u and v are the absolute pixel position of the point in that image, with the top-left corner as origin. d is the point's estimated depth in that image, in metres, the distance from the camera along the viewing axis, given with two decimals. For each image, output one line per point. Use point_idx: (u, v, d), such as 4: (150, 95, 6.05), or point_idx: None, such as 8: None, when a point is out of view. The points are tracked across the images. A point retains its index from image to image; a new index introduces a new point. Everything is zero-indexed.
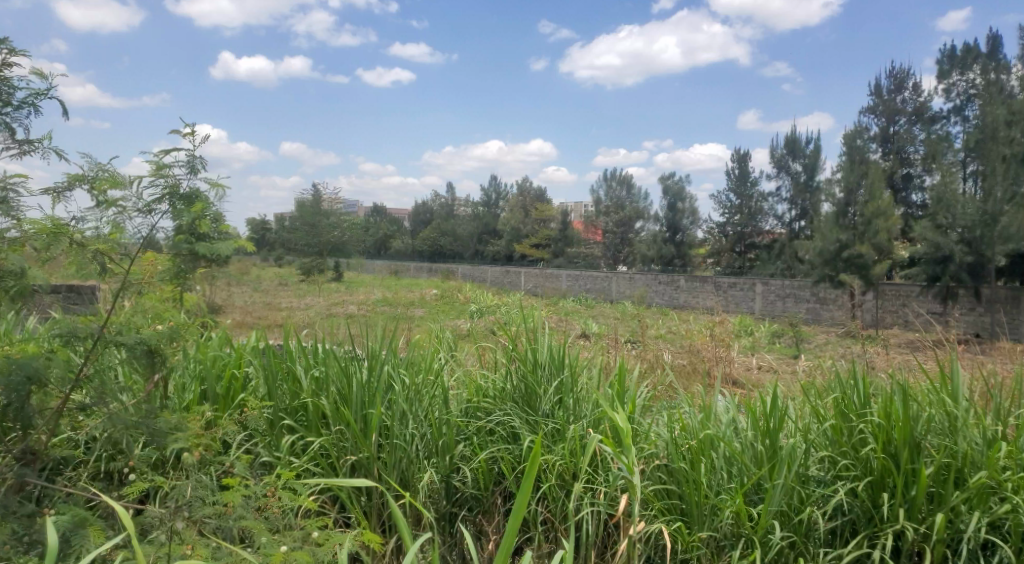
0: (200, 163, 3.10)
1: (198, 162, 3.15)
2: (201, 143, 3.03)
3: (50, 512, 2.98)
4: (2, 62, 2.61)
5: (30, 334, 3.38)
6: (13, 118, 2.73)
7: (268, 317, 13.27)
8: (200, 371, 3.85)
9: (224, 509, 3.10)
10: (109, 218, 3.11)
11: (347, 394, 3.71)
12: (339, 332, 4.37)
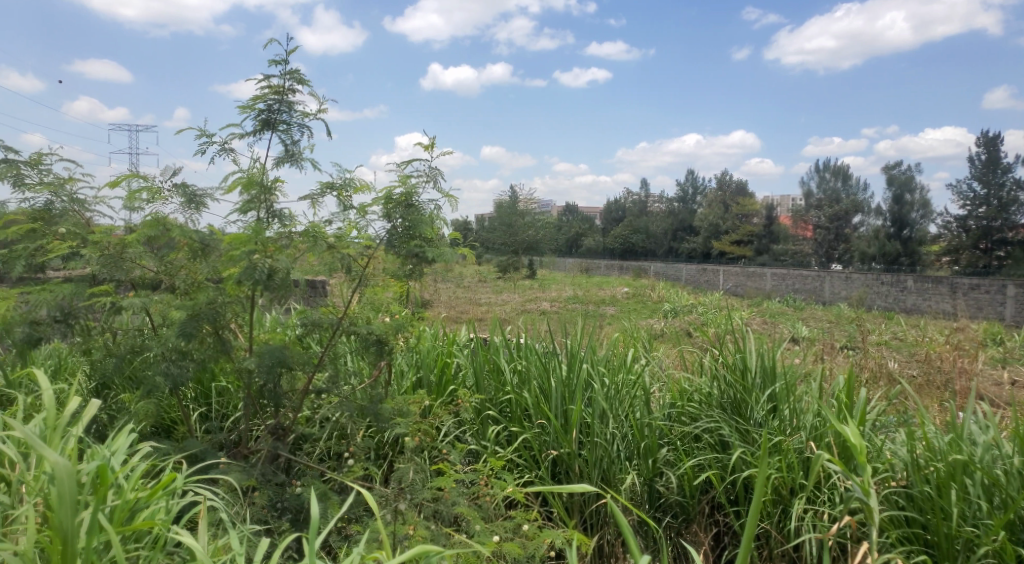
0: (441, 176, 3.77)
1: (438, 175, 3.80)
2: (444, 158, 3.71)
3: (297, 483, 3.32)
4: (292, 90, 3.66)
5: (279, 321, 3.81)
6: (286, 133, 3.71)
7: (471, 312, 13.84)
8: (414, 360, 4.12)
9: (440, 494, 3.25)
10: (351, 220, 3.65)
11: (548, 389, 3.74)
12: (536, 327, 4.45)
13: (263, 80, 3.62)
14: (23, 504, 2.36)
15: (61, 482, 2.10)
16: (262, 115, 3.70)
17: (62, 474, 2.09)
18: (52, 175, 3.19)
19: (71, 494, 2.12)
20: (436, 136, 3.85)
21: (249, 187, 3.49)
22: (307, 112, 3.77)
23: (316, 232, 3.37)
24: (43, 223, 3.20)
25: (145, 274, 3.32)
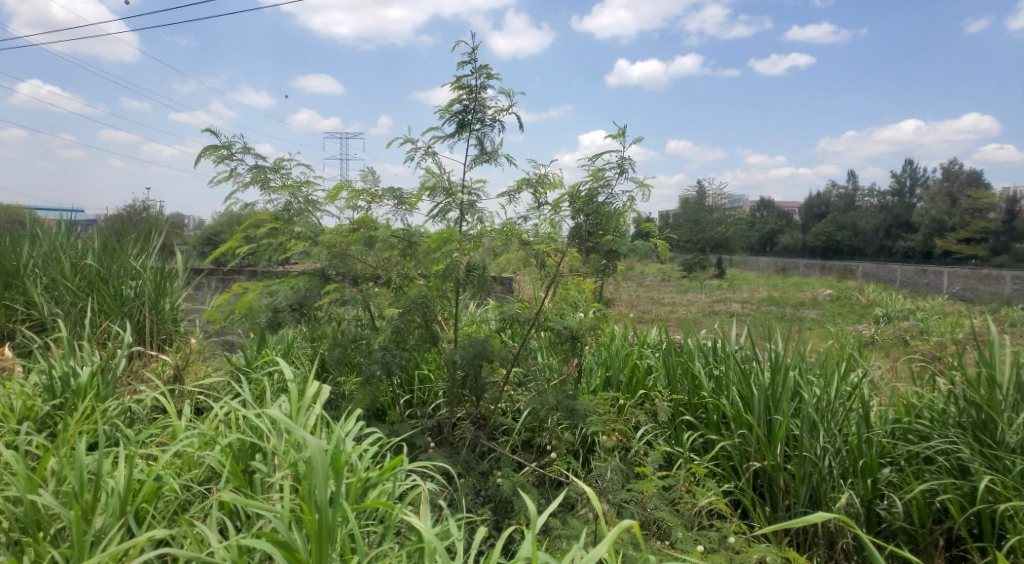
0: (631, 164, 3.67)
1: (628, 164, 3.69)
2: (635, 142, 3.61)
3: (497, 472, 3.42)
4: (483, 88, 3.63)
5: (478, 316, 3.94)
6: (480, 132, 3.74)
7: (650, 310, 13.44)
8: (603, 359, 4.08)
9: (640, 497, 3.19)
10: (546, 216, 3.55)
11: (749, 396, 3.53)
12: (732, 328, 4.21)
13: (457, 82, 3.67)
14: (274, 473, 2.58)
15: (315, 459, 2.32)
16: (459, 116, 3.76)
17: (316, 453, 2.30)
18: (291, 179, 3.56)
19: (324, 471, 2.32)
20: (626, 127, 3.81)
21: (449, 189, 3.58)
22: (500, 109, 3.72)
23: (510, 230, 3.43)
24: (283, 222, 3.57)
25: (364, 268, 3.57)
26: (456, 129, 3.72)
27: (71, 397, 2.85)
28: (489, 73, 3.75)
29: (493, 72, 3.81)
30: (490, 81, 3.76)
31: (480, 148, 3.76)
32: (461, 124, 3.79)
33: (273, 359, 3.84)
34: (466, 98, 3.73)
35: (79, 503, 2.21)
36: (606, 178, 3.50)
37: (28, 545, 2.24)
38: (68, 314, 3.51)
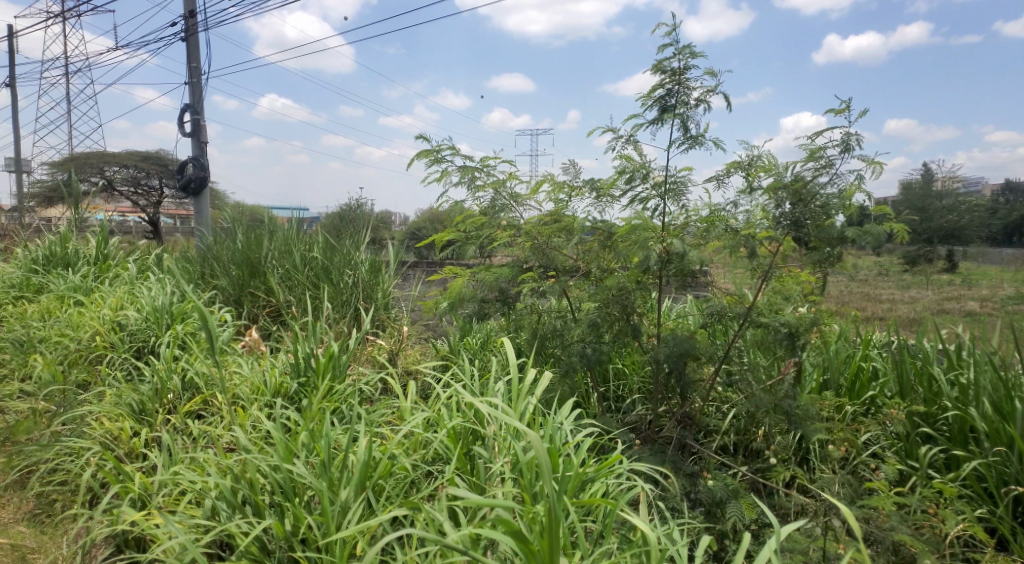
0: (858, 140, 3.29)
1: (854, 141, 3.32)
2: (863, 117, 3.23)
3: (707, 476, 3.23)
4: (687, 69, 3.46)
5: (682, 312, 3.76)
6: (684, 116, 3.56)
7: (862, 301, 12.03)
8: (821, 360, 3.75)
9: (875, 515, 2.86)
10: (759, 202, 3.33)
11: (1010, 410, 3.03)
12: (978, 330, 3.68)
13: (658, 66, 3.52)
14: (495, 461, 2.60)
15: (542, 463, 2.10)
16: (661, 101, 3.61)
17: (544, 459, 2.08)
18: (496, 175, 3.58)
19: (553, 476, 2.10)
20: (851, 102, 3.48)
21: (647, 176, 3.40)
22: (706, 89, 3.52)
23: (716, 217, 3.20)
24: (489, 218, 3.64)
25: (567, 261, 3.50)
26: (658, 114, 3.57)
27: (313, 377, 3.09)
28: (692, 52, 3.55)
29: (696, 50, 3.60)
30: (693, 61, 3.56)
31: (684, 133, 3.58)
32: (663, 109, 3.64)
33: (475, 346, 3.97)
34: (668, 81, 3.57)
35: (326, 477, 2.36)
36: (830, 156, 3.19)
37: (288, 510, 2.41)
38: (300, 300, 3.90)
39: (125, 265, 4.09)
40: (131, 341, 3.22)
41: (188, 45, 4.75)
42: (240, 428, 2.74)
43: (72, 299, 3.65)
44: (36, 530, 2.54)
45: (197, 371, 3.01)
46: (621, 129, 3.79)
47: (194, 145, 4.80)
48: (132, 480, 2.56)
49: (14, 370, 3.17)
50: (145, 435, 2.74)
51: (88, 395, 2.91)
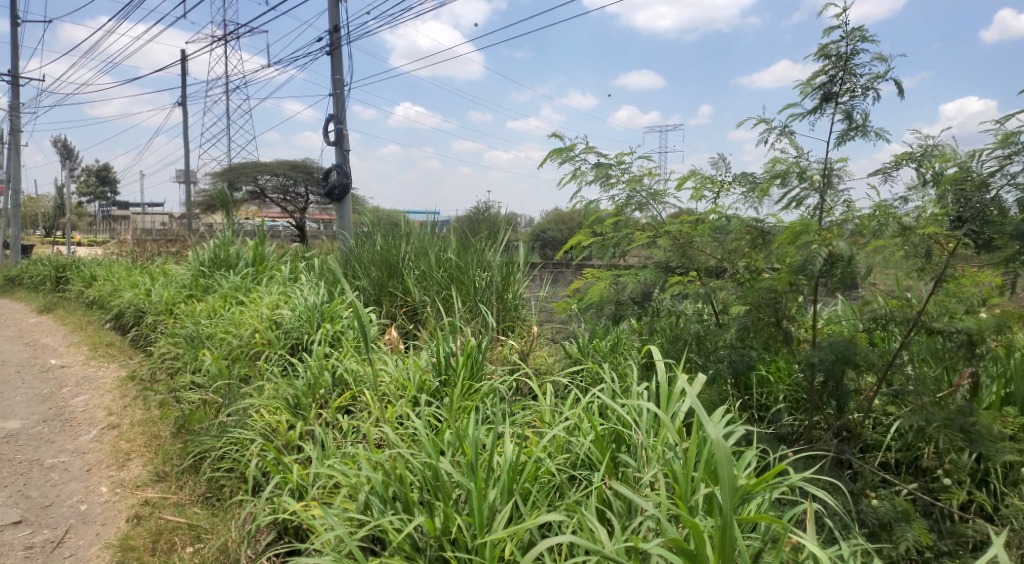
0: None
1: None
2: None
3: (872, 495, 2.94)
4: (857, 53, 3.15)
5: (838, 316, 3.46)
6: (850, 104, 3.27)
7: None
8: (1001, 372, 3.34)
9: None
10: (933, 195, 3.00)
11: None
12: None
13: (823, 50, 3.23)
14: (645, 470, 2.43)
15: (723, 463, 1.96)
16: (823, 89, 3.33)
17: (725, 459, 1.95)
18: (632, 173, 3.49)
19: (732, 480, 1.95)
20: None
21: (805, 173, 3.15)
22: (877, 74, 3.20)
23: (885, 217, 2.88)
24: (625, 216, 3.56)
25: (709, 261, 3.30)
26: (819, 103, 3.30)
27: (454, 377, 3.11)
28: (863, 34, 3.23)
29: (868, 32, 3.27)
30: (863, 44, 3.24)
31: (847, 123, 3.29)
32: (825, 96, 3.35)
33: (605, 349, 3.88)
34: (833, 66, 3.27)
35: (477, 477, 2.32)
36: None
37: (436, 510, 2.37)
38: (434, 301, 4.08)
39: (280, 267, 4.40)
40: (286, 338, 3.40)
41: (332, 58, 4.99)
42: (387, 425, 2.76)
43: (234, 299, 3.97)
44: (208, 512, 2.72)
45: (346, 368, 3.12)
46: (775, 119, 3.54)
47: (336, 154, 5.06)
48: (290, 471, 2.66)
49: (186, 364, 3.46)
50: (301, 428, 2.83)
51: (250, 388, 3.09)
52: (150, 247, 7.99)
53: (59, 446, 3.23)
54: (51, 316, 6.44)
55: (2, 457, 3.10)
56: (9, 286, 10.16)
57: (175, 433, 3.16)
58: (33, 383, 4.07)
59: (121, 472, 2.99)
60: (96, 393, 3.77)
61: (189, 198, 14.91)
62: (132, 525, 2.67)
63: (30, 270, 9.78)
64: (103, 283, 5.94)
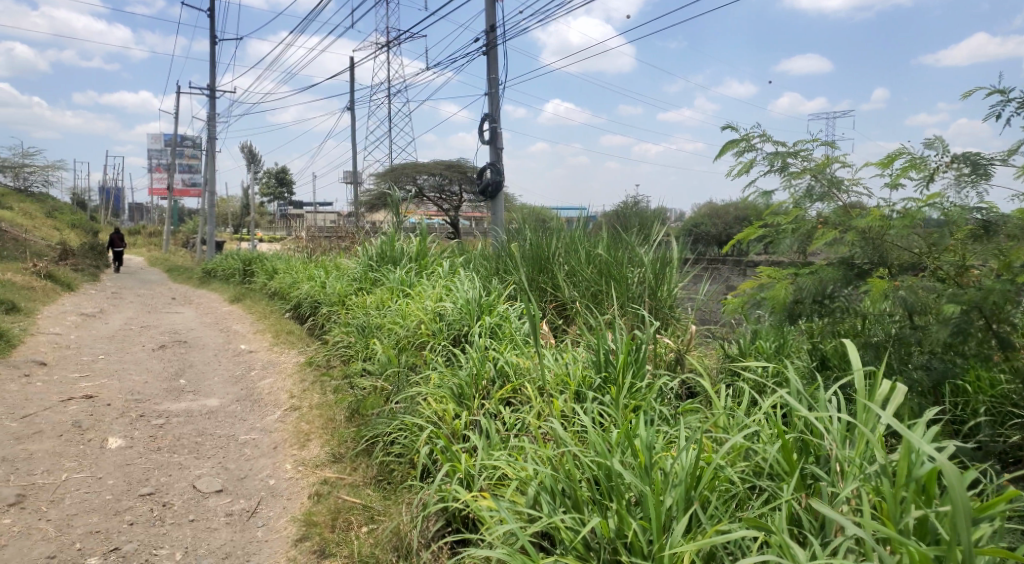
0: None
1: None
2: None
3: None
4: None
5: None
6: None
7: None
8: None
9: None
10: None
11: None
12: None
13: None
14: (842, 485, 2.18)
15: (955, 491, 1.71)
16: None
17: (958, 484, 1.69)
18: (813, 161, 3.27)
19: (966, 507, 1.69)
20: None
21: None
22: None
23: None
24: (805, 210, 3.28)
25: (902, 255, 2.94)
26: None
27: (614, 373, 2.97)
28: None
29: None
30: None
31: None
32: None
33: (769, 350, 3.62)
34: None
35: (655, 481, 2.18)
36: None
37: (609, 510, 2.27)
38: (582, 296, 4.09)
39: (440, 262, 4.55)
40: (449, 330, 3.51)
41: (489, 57, 5.10)
42: (551, 419, 2.71)
43: (399, 292, 4.15)
44: (380, 495, 2.84)
45: (506, 360, 3.12)
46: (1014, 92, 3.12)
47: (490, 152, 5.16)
48: (459, 460, 2.70)
49: (358, 352, 3.68)
50: (467, 418, 2.88)
51: (417, 377, 3.21)
52: (321, 242, 8.65)
53: (251, 424, 3.56)
54: (240, 304, 7.18)
55: (205, 431, 3.46)
56: (205, 276, 11.47)
57: (348, 417, 3.35)
58: (228, 365, 4.54)
59: (303, 451, 3.23)
60: (279, 377, 4.12)
61: (355, 196, 15.95)
62: (314, 502, 2.86)
63: (223, 262, 10.96)
64: (283, 275, 6.52)
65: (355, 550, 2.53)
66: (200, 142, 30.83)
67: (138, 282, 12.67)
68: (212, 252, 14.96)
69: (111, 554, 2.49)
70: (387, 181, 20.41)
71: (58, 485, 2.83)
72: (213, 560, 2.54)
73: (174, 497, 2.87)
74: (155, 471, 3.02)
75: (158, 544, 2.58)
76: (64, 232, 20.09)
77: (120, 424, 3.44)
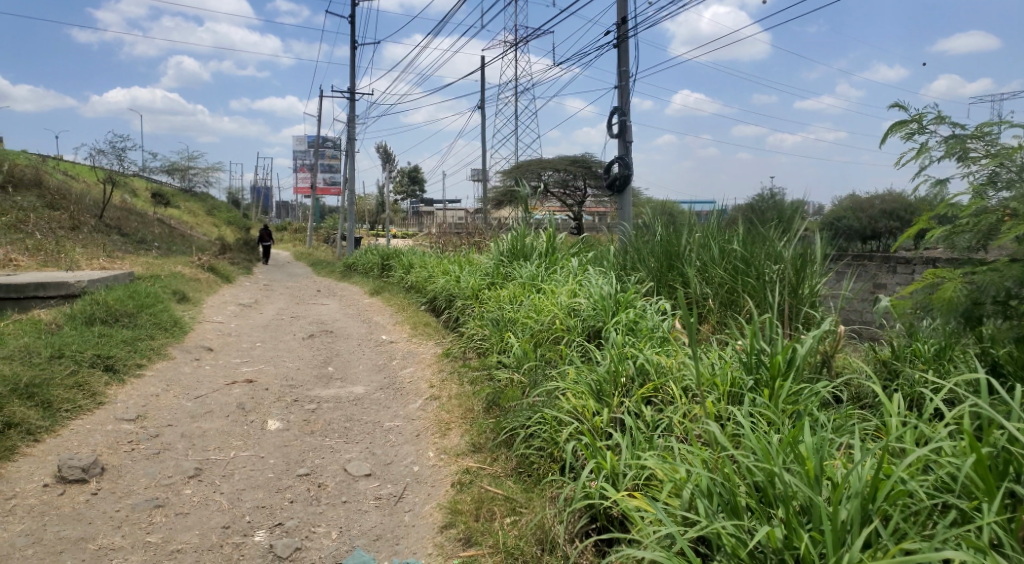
0: None
1: None
2: None
3: None
4: None
5: None
6: None
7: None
8: None
9: None
10: None
11: None
12: None
13: None
14: None
15: None
16: None
17: None
18: (999, 145, 2.96)
19: None
20: None
21: None
22: None
23: None
24: (986, 200, 2.98)
25: None
26: None
27: (767, 374, 2.77)
28: None
29: None
30: None
31: None
32: None
33: (930, 355, 3.30)
34: None
35: (837, 487, 1.98)
36: None
37: (773, 520, 2.09)
38: (716, 294, 3.94)
39: (569, 259, 4.56)
40: (584, 325, 3.50)
41: (618, 52, 5.10)
42: (704, 421, 2.58)
43: (531, 287, 4.21)
44: (522, 487, 2.84)
45: (647, 357, 3.03)
46: None
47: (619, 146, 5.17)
48: (605, 458, 2.64)
49: (494, 345, 3.76)
50: (608, 414, 2.81)
51: (555, 372, 3.21)
52: (451, 239, 8.89)
53: (394, 412, 3.71)
54: (378, 298, 7.53)
55: (353, 417, 3.65)
56: (347, 271, 12.15)
57: (486, 409, 3.41)
58: (371, 354, 4.76)
59: (444, 440, 3.33)
60: (419, 366, 4.28)
61: (484, 193, 16.21)
62: (457, 490, 2.92)
63: (361, 259, 11.58)
64: (418, 271, 6.77)
65: (499, 541, 2.52)
66: (333, 143, 33.11)
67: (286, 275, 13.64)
68: (349, 248, 15.82)
69: (276, 528, 2.66)
70: (511, 178, 20.58)
71: (228, 462, 3.10)
72: (365, 541, 2.64)
73: (328, 478, 3.04)
74: (310, 453, 3.23)
75: (316, 522, 2.72)
76: (214, 231, 22.05)
77: (278, 407, 3.72)
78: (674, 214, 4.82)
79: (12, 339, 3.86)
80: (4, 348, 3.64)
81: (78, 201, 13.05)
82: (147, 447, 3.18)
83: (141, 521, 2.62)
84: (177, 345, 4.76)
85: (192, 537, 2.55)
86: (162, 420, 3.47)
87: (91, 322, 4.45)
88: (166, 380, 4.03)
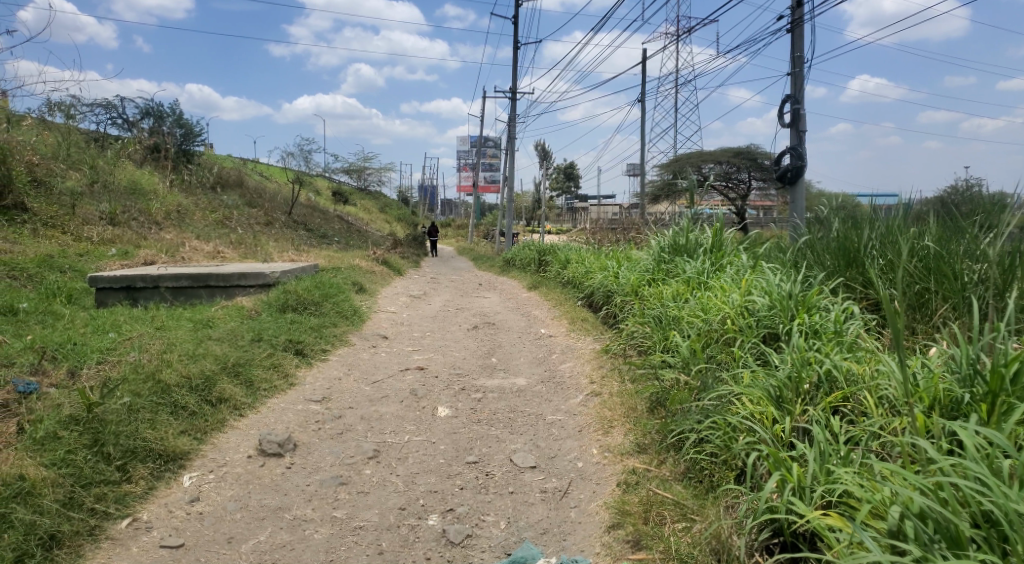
0: None
1: None
2: None
3: None
4: None
5: None
6: None
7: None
8: None
9: None
10: None
11: None
12: None
13: None
14: None
15: None
16: None
17: None
18: None
19: None
20: None
21: None
22: None
23: None
24: None
25: None
26: None
27: (984, 388, 2.44)
28: None
29: None
30: None
31: None
32: None
33: None
34: None
35: None
36: None
37: (1011, 557, 1.77)
38: (904, 295, 3.57)
39: (735, 255, 4.34)
40: (758, 327, 3.32)
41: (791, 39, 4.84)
42: (910, 438, 2.31)
43: (696, 284, 4.07)
44: (692, 493, 2.70)
45: (834, 363, 2.78)
46: None
47: (790, 137, 4.86)
48: (790, 470, 2.43)
49: (657, 344, 3.68)
50: (791, 423, 2.60)
51: (727, 375, 3.05)
52: (608, 235, 8.78)
53: (556, 405, 3.72)
54: (534, 293, 7.65)
55: (517, 408, 3.72)
56: (505, 266, 12.45)
57: (652, 409, 3.33)
58: (532, 347, 4.82)
59: (607, 438, 3.29)
60: (579, 361, 4.28)
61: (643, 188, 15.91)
62: (623, 490, 2.86)
63: (518, 255, 11.83)
64: (574, 266, 6.79)
65: (671, 547, 2.41)
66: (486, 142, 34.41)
67: (449, 269, 14.30)
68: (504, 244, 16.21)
69: (448, 513, 2.75)
70: (668, 171, 20.11)
71: (403, 445, 3.27)
72: (532, 534, 2.66)
73: (495, 467, 3.10)
74: (477, 441, 3.32)
75: (485, 511, 2.78)
76: (380, 227, 23.77)
77: (447, 395, 3.87)
78: (852, 209, 4.43)
79: (221, 324, 4.35)
80: (216, 331, 4.12)
81: (268, 202, 14.64)
82: (333, 427, 3.44)
83: (328, 497, 2.82)
84: (355, 331, 5.12)
85: (373, 515, 2.70)
86: (345, 403, 3.73)
87: (284, 310, 4.93)
88: (347, 364, 4.35)
